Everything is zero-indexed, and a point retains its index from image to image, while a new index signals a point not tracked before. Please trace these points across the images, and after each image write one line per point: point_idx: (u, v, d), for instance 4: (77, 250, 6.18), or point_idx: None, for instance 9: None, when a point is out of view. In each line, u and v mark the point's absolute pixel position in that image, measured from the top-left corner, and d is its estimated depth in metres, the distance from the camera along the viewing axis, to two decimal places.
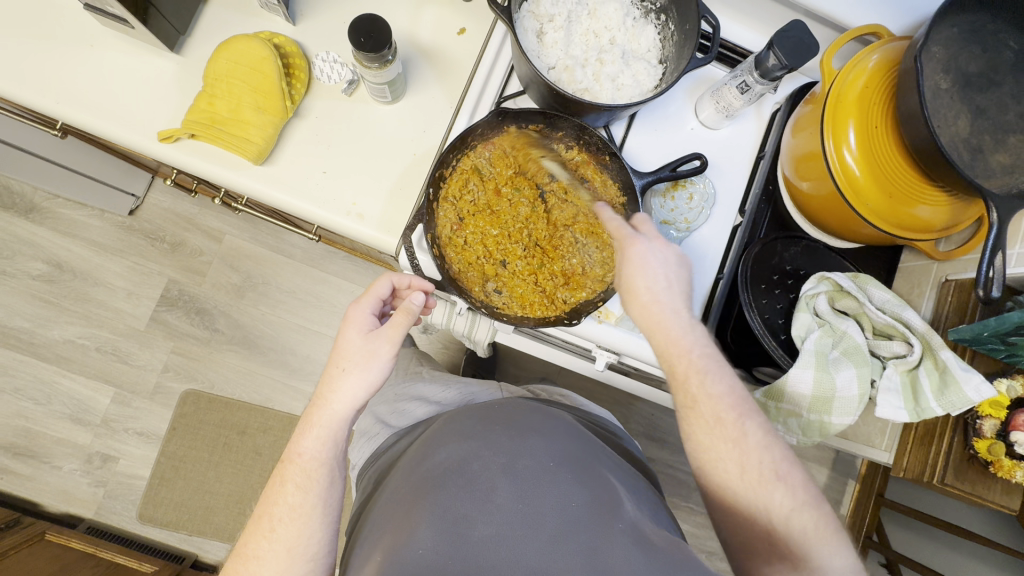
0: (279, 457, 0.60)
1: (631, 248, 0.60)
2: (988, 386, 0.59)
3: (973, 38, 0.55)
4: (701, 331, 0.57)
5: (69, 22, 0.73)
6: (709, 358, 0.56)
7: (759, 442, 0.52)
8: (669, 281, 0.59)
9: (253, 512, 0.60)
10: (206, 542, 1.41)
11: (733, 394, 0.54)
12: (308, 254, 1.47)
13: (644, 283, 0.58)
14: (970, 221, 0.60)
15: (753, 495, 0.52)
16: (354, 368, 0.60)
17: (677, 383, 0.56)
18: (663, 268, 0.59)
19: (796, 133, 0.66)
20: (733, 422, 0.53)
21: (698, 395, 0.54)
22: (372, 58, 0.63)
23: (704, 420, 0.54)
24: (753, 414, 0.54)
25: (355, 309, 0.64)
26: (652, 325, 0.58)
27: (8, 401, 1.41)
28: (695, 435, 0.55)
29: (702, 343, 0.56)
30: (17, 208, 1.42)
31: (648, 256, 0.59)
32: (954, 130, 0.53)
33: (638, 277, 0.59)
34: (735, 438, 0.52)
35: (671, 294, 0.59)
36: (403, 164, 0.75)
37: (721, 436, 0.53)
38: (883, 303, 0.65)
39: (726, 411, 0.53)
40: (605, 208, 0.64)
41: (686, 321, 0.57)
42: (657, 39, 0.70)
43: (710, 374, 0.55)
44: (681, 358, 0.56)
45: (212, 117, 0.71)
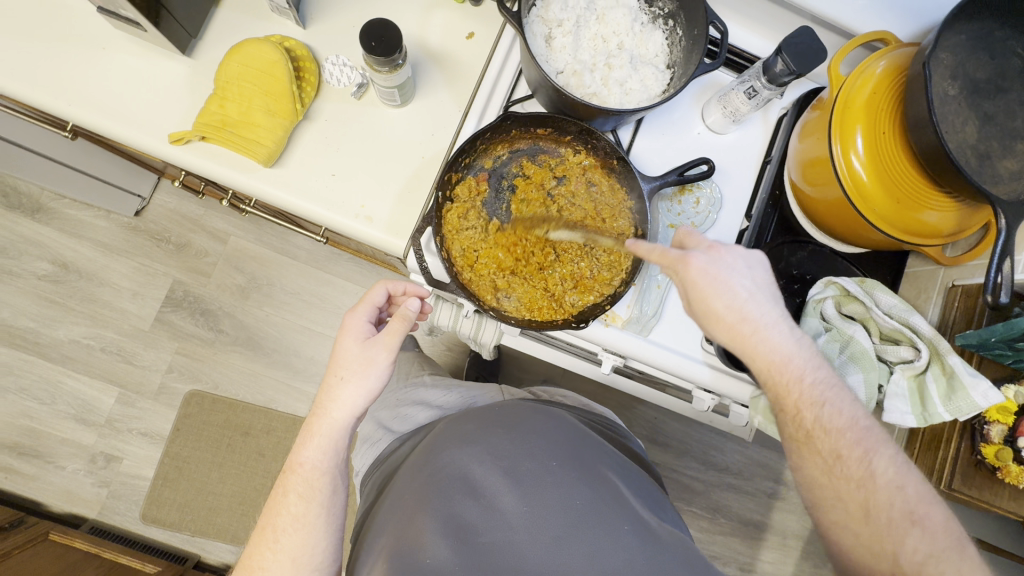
0: (281, 468, 0.61)
1: (689, 266, 0.59)
2: (996, 392, 0.59)
3: (981, 44, 0.56)
4: (815, 356, 0.58)
5: (83, 25, 0.74)
6: (824, 386, 0.57)
7: (889, 480, 0.54)
8: (762, 302, 0.59)
9: (256, 523, 0.60)
10: (208, 543, 1.41)
11: (855, 426, 0.56)
12: (312, 255, 1.47)
13: (725, 304, 0.58)
14: (977, 226, 0.60)
15: (882, 536, 0.53)
16: (352, 376, 0.60)
17: (789, 413, 0.58)
18: (751, 288, 0.59)
19: (804, 138, 0.67)
20: (855, 459, 0.55)
21: (815, 427, 0.56)
22: (383, 62, 0.64)
23: (821, 454, 0.56)
24: (879, 449, 0.55)
25: (352, 319, 0.63)
26: (749, 350, 0.58)
27: (13, 400, 1.42)
28: (813, 467, 0.57)
29: (814, 368, 0.58)
30: (25, 208, 1.43)
31: (719, 271, 0.59)
32: (962, 136, 0.54)
33: (719, 300, 0.58)
34: (860, 477, 0.54)
35: (765, 314, 0.59)
36: (411, 167, 0.75)
37: (842, 473, 0.55)
38: (891, 309, 0.66)
39: (848, 447, 0.55)
40: (638, 242, 0.62)
41: (790, 346, 0.58)
42: (664, 44, 0.71)
43: (828, 405, 0.56)
44: (793, 387, 0.57)
45: (223, 119, 0.71)
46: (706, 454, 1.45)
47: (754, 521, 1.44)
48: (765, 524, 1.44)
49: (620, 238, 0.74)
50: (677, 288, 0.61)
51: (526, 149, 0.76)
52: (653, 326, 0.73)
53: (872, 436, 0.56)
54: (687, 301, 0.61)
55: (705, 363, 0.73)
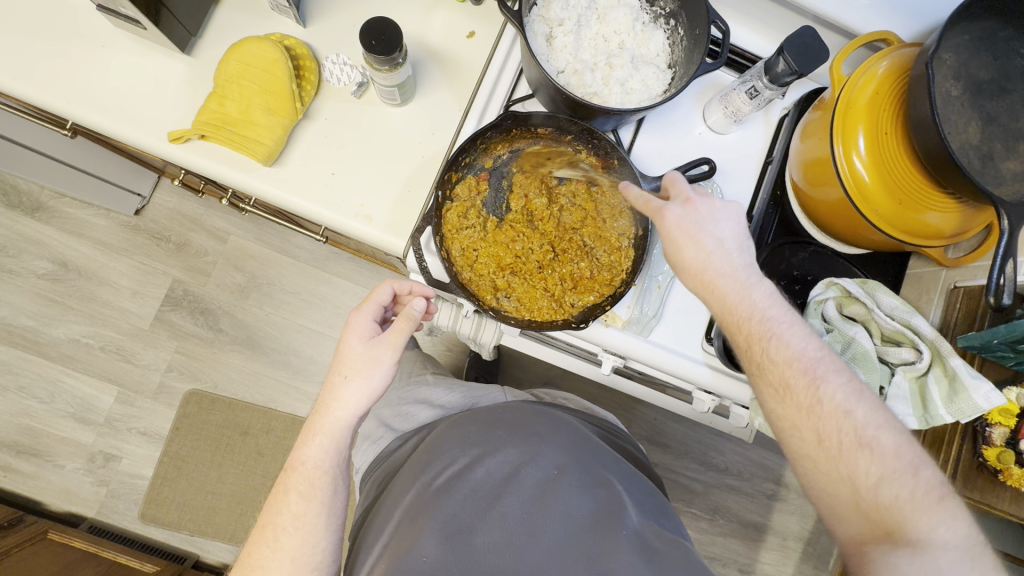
0: (282, 466, 0.60)
1: (664, 220, 0.58)
2: (998, 394, 0.58)
3: (984, 45, 0.55)
4: (765, 291, 0.56)
5: (82, 23, 0.74)
6: (775, 322, 0.55)
7: (839, 405, 0.51)
8: (711, 238, 0.57)
9: (256, 522, 0.60)
10: (208, 542, 1.41)
11: (804, 356, 0.53)
12: (312, 255, 1.47)
13: (689, 253, 0.57)
14: (979, 227, 0.60)
15: (835, 461, 0.50)
16: (355, 376, 0.60)
17: (742, 349, 0.56)
18: (713, 236, 0.57)
19: (806, 138, 0.66)
20: (804, 388, 0.52)
21: (764, 361, 0.54)
22: (383, 61, 0.63)
23: (774, 387, 0.54)
24: (828, 376, 0.52)
25: (357, 316, 0.63)
26: (704, 291, 0.57)
27: (12, 399, 1.41)
28: (767, 401, 0.55)
29: (765, 305, 0.55)
30: (25, 207, 1.43)
31: (684, 219, 0.58)
32: (965, 137, 0.54)
33: (672, 242, 0.57)
34: (808, 406, 0.52)
35: (722, 258, 0.57)
36: (411, 166, 0.75)
37: (792, 404, 0.52)
38: (892, 310, 0.65)
39: (796, 376, 0.53)
40: (631, 185, 0.60)
41: (743, 286, 0.56)
42: (666, 44, 0.70)
43: (776, 339, 0.54)
44: (743, 324, 0.55)
45: (222, 118, 0.71)
46: (706, 455, 1.45)
47: (754, 523, 1.44)
48: (766, 526, 1.44)
49: (620, 239, 0.74)
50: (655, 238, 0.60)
51: (527, 148, 0.75)
52: (654, 326, 0.73)
53: (822, 364, 0.53)
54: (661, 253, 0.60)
55: (705, 363, 0.73)
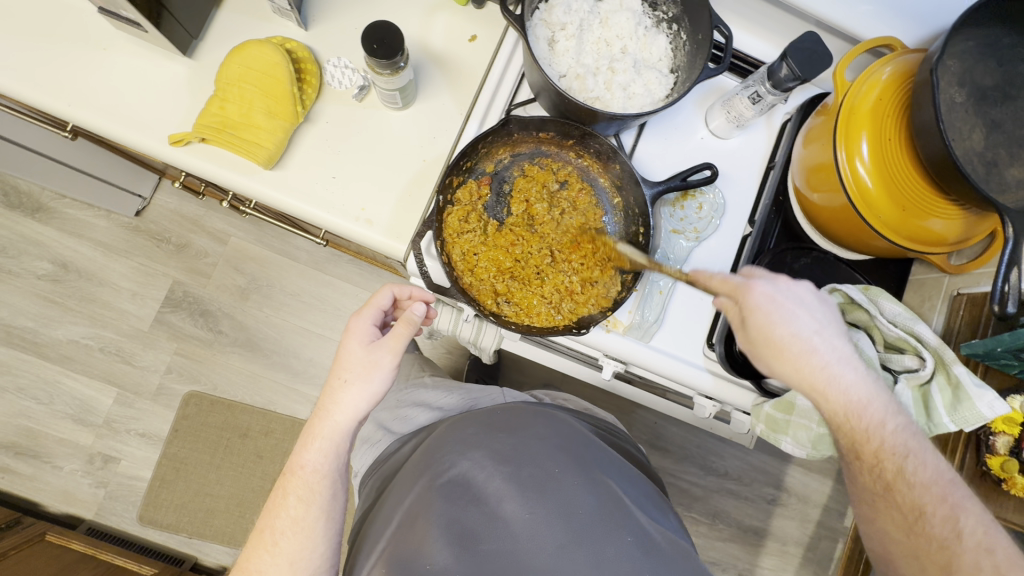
0: (282, 470, 0.60)
1: (755, 295, 0.58)
2: (1002, 403, 0.58)
3: (988, 51, 0.55)
4: (890, 399, 0.55)
5: (83, 26, 0.73)
6: (906, 435, 0.55)
7: (974, 536, 0.51)
8: (823, 333, 0.57)
9: (255, 526, 0.59)
10: (205, 544, 1.40)
11: (939, 480, 0.53)
12: (313, 257, 1.46)
13: (793, 335, 0.56)
14: (982, 235, 0.60)
15: None
16: (355, 380, 0.60)
17: (868, 463, 0.55)
18: (813, 318, 0.57)
19: (808, 144, 0.66)
20: (941, 517, 0.52)
21: (898, 483, 0.54)
22: (385, 65, 0.63)
23: (903, 510, 0.54)
24: (965, 506, 0.53)
25: (357, 321, 0.63)
26: (817, 388, 0.55)
27: (10, 401, 1.41)
28: (891, 521, 0.55)
29: (892, 413, 0.55)
30: (25, 208, 1.43)
31: (792, 306, 0.57)
32: (969, 143, 0.53)
33: (781, 327, 0.56)
34: (945, 537, 0.52)
35: (830, 348, 0.56)
36: (411, 170, 0.75)
37: (927, 532, 0.53)
38: (895, 317, 0.64)
39: (934, 503, 0.53)
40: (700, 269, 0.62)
41: (861, 384, 0.55)
42: (668, 48, 0.70)
43: (913, 457, 0.54)
44: (874, 434, 0.54)
45: (222, 121, 0.71)
46: (706, 459, 1.44)
47: (753, 528, 1.43)
48: (766, 531, 1.43)
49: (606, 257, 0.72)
50: (740, 320, 0.59)
51: (529, 152, 0.75)
52: (655, 332, 0.72)
53: (956, 491, 0.53)
54: (752, 335, 0.58)
55: (706, 369, 0.73)
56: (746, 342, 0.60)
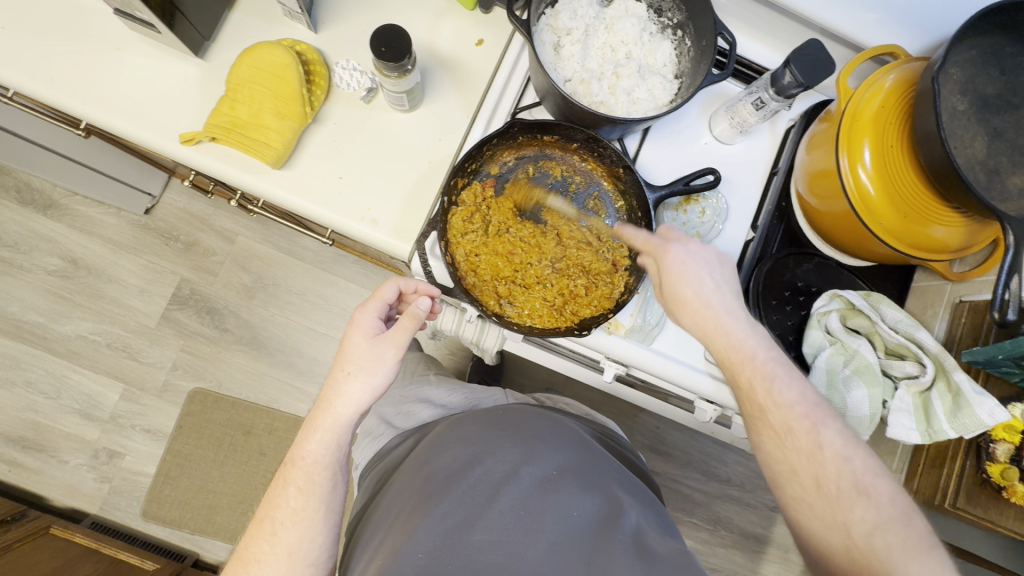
0: (282, 460, 0.60)
1: (665, 253, 0.62)
2: (1003, 411, 0.59)
3: (991, 60, 0.55)
4: (764, 336, 0.58)
5: (98, 27, 0.75)
6: (774, 363, 0.57)
7: (837, 452, 0.52)
8: (712, 281, 0.61)
9: (253, 515, 0.60)
10: (208, 541, 1.41)
11: (804, 402, 0.54)
12: (318, 256, 1.48)
13: (689, 288, 0.60)
14: (984, 243, 0.60)
15: (831, 506, 0.50)
16: (359, 373, 0.60)
17: (744, 390, 0.57)
18: (703, 266, 0.61)
19: (811, 150, 0.66)
20: (805, 432, 0.53)
21: (768, 403, 0.55)
22: (393, 67, 0.64)
23: (774, 430, 0.54)
24: (829, 423, 0.53)
25: (361, 312, 0.63)
26: (706, 330, 0.59)
27: (19, 394, 1.43)
28: (767, 446, 0.55)
29: (766, 348, 0.57)
30: (37, 204, 1.45)
31: (685, 256, 0.61)
32: (971, 151, 0.54)
33: (675, 276, 0.60)
34: (809, 451, 0.52)
35: (721, 297, 0.60)
36: (418, 171, 0.76)
37: (792, 447, 0.53)
38: (896, 323, 0.66)
39: (798, 420, 0.53)
40: (627, 226, 0.65)
41: (744, 327, 0.58)
42: (673, 54, 0.71)
43: (778, 380, 0.55)
44: (747, 365, 0.57)
45: (232, 121, 0.72)
46: (708, 464, 1.44)
47: (755, 535, 1.43)
48: (767, 538, 1.43)
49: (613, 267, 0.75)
50: (655, 275, 0.63)
51: (532, 155, 0.76)
52: (657, 335, 0.73)
53: (822, 411, 0.54)
54: (660, 286, 0.63)
55: (707, 373, 0.73)
56: (657, 293, 0.64)
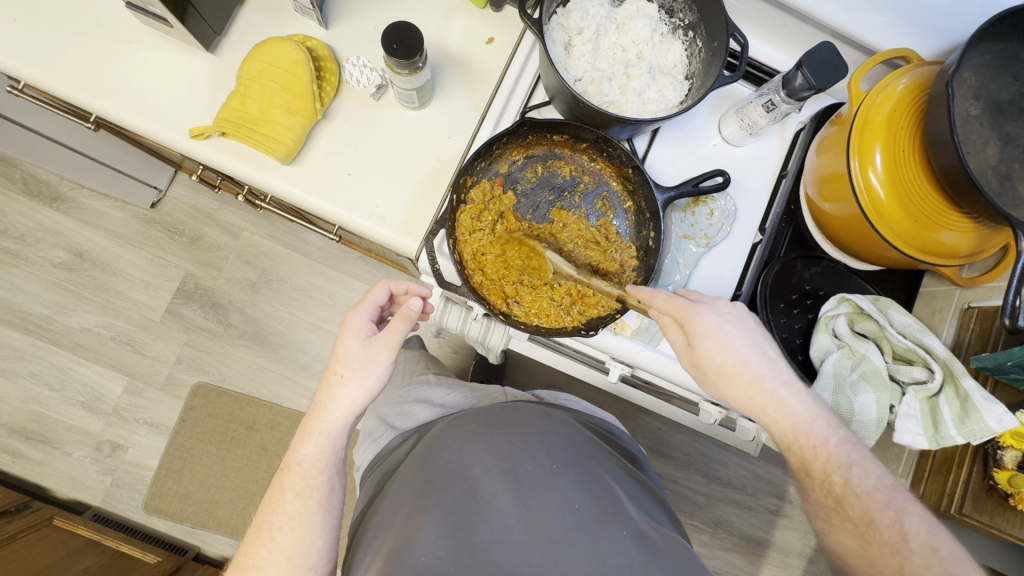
0: (278, 465, 0.61)
1: (698, 319, 0.61)
2: (1011, 417, 0.58)
3: (1005, 65, 0.55)
4: (827, 413, 0.59)
5: (110, 20, 0.75)
6: (847, 447, 0.58)
7: (924, 541, 0.53)
8: (761, 353, 0.60)
9: (252, 522, 0.60)
10: (208, 535, 1.41)
11: (883, 488, 0.56)
12: (323, 253, 1.48)
13: (740, 363, 0.60)
14: (994, 249, 0.59)
15: None
16: (352, 376, 0.61)
17: (817, 477, 0.58)
18: (750, 338, 0.61)
19: (821, 153, 0.66)
20: (888, 522, 0.54)
21: (846, 493, 0.56)
22: (403, 64, 0.64)
23: (853, 522, 0.56)
24: (908, 509, 0.55)
25: (353, 315, 0.63)
26: (763, 409, 0.59)
27: (24, 385, 1.43)
28: (843, 532, 0.57)
29: (832, 427, 0.59)
30: (44, 196, 1.45)
31: (729, 326, 0.61)
32: (983, 157, 0.53)
33: (725, 351, 0.60)
34: (895, 543, 0.53)
35: (775, 371, 0.60)
36: (425, 170, 0.76)
37: (878, 539, 0.54)
38: (905, 328, 0.65)
39: (880, 510, 0.55)
40: (640, 289, 0.65)
41: (805, 405, 0.59)
42: (684, 55, 0.71)
43: (856, 467, 0.56)
44: (819, 450, 0.58)
45: (243, 116, 0.72)
46: (709, 467, 1.44)
47: (755, 538, 1.43)
48: (767, 542, 1.42)
49: (619, 268, 0.75)
50: (687, 339, 0.62)
51: (541, 155, 0.76)
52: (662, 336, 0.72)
53: (899, 495, 0.56)
54: (701, 357, 0.61)
55: None
56: (693, 360, 0.63)
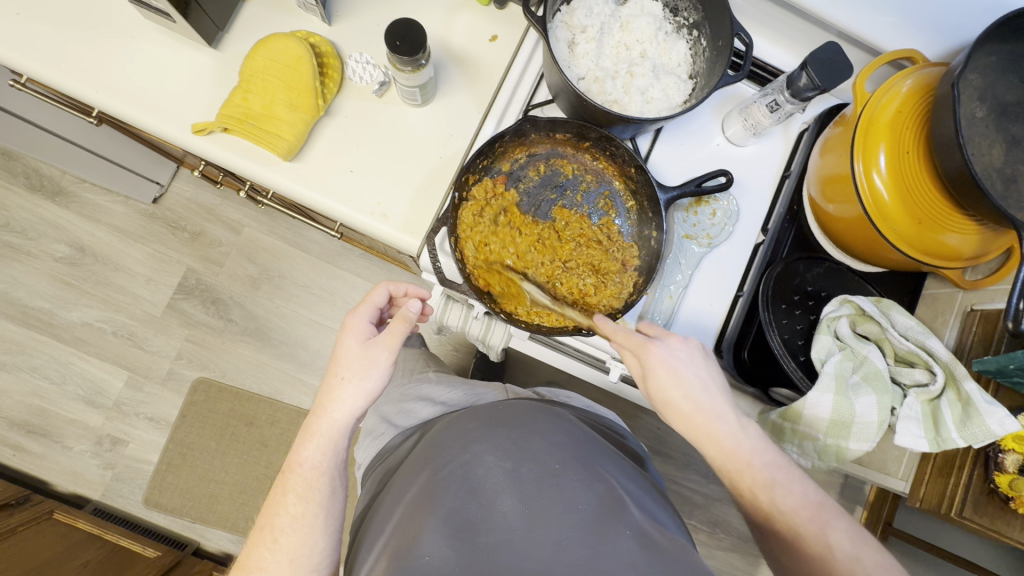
0: (280, 468, 0.61)
1: (648, 354, 0.62)
2: (1013, 421, 0.58)
3: (1012, 67, 0.55)
4: (760, 438, 0.59)
5: (112, 15, 0.75)
6: (775, 469, 0.57)
7: (847, 553, 0.52)
8: (703, 384, 0.61)
9: (255, 524, 0.60)
10: (208, 530, 1.42)
11: (807, 505, 0.55)
12: (324, 249, 1.48)
13: (682, 396, 0.61)
14: (998, 252, 0.59)
15: None
16: (352, 377, 0.61)
17: (747, 497, 0.58)
18: (693, 372, 0.62)
19: (825, 153, 0.66)
20: (812, 535, 0.53)
21: (771, 510, 0.56)
22: (406, 61, 0.64)
23: (782, 538, 0.55)
24: (833, 523, 0.54)
25: (353, 319, 0.63)
26: (701, 437, 0.60)
27: (24, 379, 1.44)
28: (776, 551, 0.56)
29: (763, 452, 0.58)
30: (45, 190, 1.45)
31: (676, 362, 0.62)
32: (989, 159, 0.53)
33: (670, 383, 0.61)
34: (820, 556, 0.52)
35: (714, 402, 0.61)
36: (427, 167, 0.75)
37: (804, 553, 0.53)
38: (907, 330, 0.65)
39: (804, 525, 0.54)
40: (605, 319, 0.65)
41: (738, 432, 0.59)
42: (688, 54, 0.70)
43: (779, 486, 0.56)
44: (746, 473, 0.57)
45: (245, 112, 0.72)
46: (708, 467, 1.44)
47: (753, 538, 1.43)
48: None
49: (621, 267, 0.75)
50: (640, 371, 0.64)
51: (544, 153, 0.75)
52: None
53: (824, 511, 0.55)
54: (649, 387, 0.63)
55: None
56: (647, 391, 0.65)
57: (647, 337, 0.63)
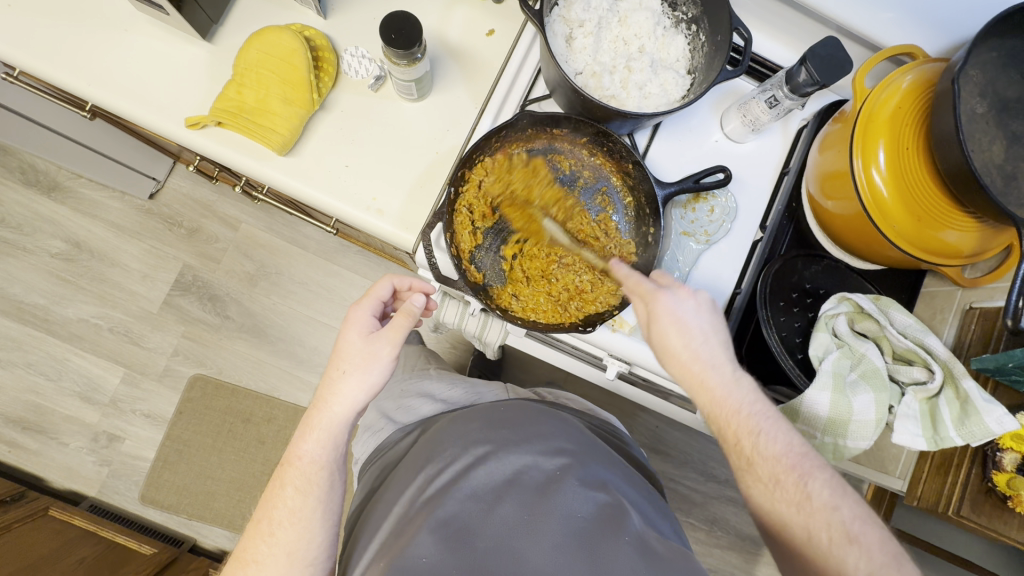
0: (280, 460, 0.60)
1: (657, 302, 0.61)
2: (1012, 420, 0.57)
3: (1012, 63, 0.54)
4: (751, 390, 0.58)
5: (105, 8, 0.74)
6: (761, 417, 0.56)
7: (825, 502, 0.52)
8: (705, 335, 0.60)
9: (252, 516, 0.60)
10: (205, 527, 1.41)
11: (791, 453, 0.54)
12: (322, 246, 1.47)
13: (683, 344, 0.60)
14: (998, 249, 0.59)
15: (825, 558, 0.51)
16: (354, 371, 0.60)
17: (730, 442, 0.57)
18: (698, 322, 0.60)
19: (824, 150, 0.65)
20: (793, 482, 0.53)
21: (753, 455, 0.55)
22: (401, 55, 0.63)
23: (762, 481, 0.55)
24: (815, 472, 0.54)
25: (356, 312, 0.63)
26: (695, 385, 0.59)
27: (20, 375, 1.43)
28: (755, 495, 0.56)
29: (751, 402, 0.57)
30: (41, 186, 1.45)
31: (683, 313, 0.61)
32: (989, 155, 0.53)
33: (672, 332, 0.60)
34: (799, 501, 0.53)
35: (711, 352, 0.59)
36: (423, 162, 0.75)
37: (782, 499, 0.54)
38: (906, 328, 0.65)
39: (786, 472, 0.54)
40: (622, 264, 0.66)
41: (729, 383, 0.58)
42: (686, 49, 0.70)
43: (764, 433, 0.55)
44: (732, 419, 0.56)
45: (240, 106, 0.71)
46: (706, 465, 1.44)
47: (751, 536, 1.43)
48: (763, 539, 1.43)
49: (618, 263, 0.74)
50: (645, 319, 0.63)
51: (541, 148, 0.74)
52: None
53: (807, 460, 0.54)
54: (652, 335, 0.62)
55: None
56: (649, 341, 0.64)
57: (657, 286, 0.62)
